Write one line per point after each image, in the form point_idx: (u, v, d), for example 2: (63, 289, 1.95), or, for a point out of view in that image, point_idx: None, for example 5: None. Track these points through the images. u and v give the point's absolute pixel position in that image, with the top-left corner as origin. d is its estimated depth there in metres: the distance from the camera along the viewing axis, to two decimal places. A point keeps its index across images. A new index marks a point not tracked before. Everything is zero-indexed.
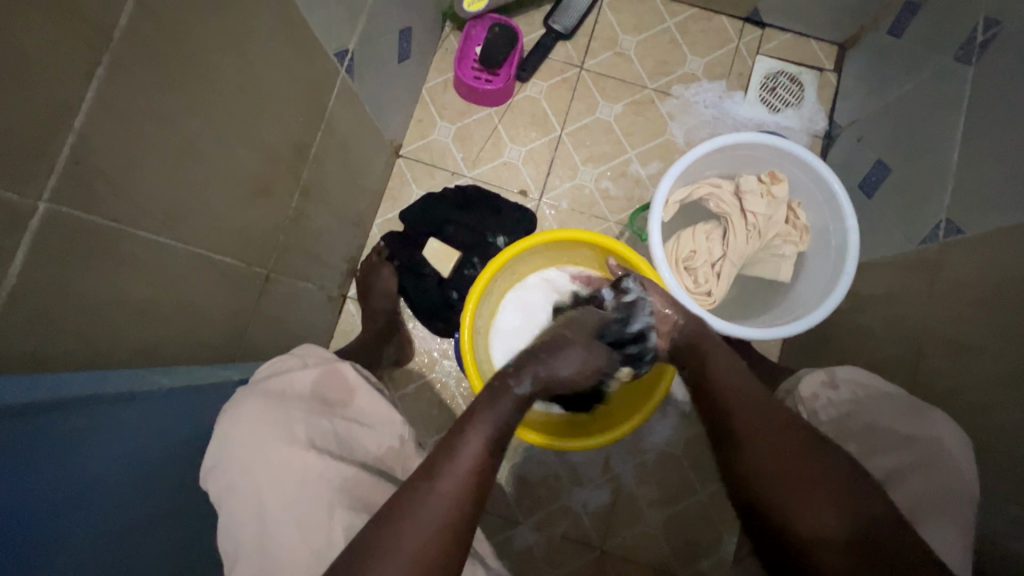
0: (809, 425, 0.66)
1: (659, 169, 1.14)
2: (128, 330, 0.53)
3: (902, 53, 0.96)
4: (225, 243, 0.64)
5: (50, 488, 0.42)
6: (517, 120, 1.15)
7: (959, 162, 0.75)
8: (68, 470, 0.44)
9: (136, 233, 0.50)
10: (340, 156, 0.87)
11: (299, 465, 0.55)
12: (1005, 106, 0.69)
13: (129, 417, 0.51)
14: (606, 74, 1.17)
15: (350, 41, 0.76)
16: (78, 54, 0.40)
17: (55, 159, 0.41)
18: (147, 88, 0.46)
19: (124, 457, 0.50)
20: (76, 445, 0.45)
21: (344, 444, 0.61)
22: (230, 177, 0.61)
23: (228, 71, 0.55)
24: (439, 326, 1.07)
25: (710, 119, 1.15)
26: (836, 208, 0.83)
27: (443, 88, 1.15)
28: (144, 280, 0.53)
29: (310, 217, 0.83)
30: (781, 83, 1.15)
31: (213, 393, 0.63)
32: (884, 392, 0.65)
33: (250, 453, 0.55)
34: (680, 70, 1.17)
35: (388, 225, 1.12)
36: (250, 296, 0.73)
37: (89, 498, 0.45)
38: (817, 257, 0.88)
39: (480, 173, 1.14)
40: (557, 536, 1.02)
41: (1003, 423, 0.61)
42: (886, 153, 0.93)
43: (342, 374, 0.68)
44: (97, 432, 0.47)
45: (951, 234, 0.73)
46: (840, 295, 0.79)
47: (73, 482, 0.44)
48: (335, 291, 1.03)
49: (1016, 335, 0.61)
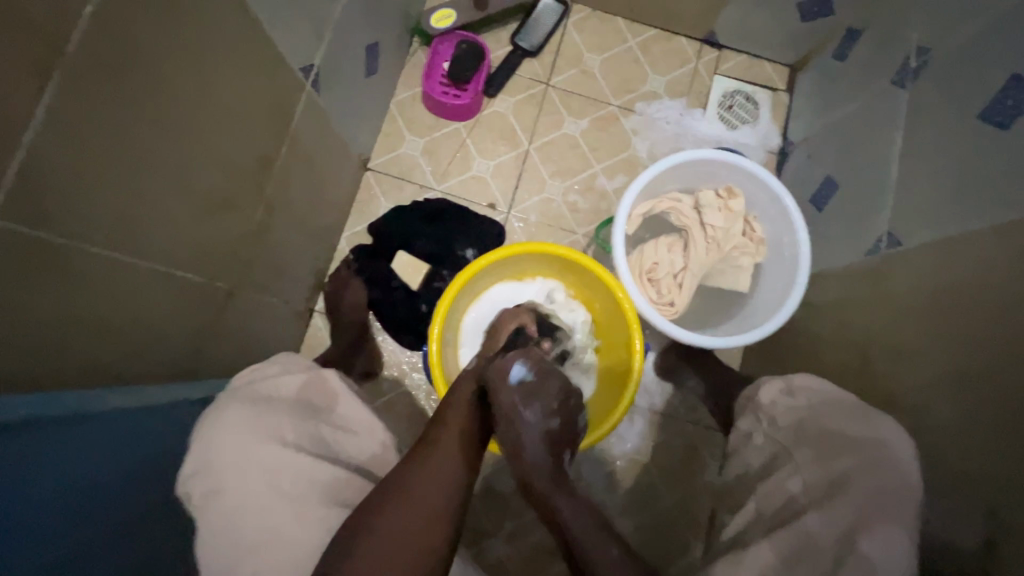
0: (769, 430, 0.72)
1: (623, 183, 1.17)
2: (82, 349, 0.51)
3: (846, 75, 1.02)
4: (186, 259, 0.63)
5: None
6: (486, 134, 1.17)
7: (898, 178, 0.80)
8: (13, 495, 0.42)
9: (90, 247, 0.49)
10: (306, 169, 0.86)
11: (291, 465, 0.56)
12: (936, 127, 0.75)
13: (70, 442, 0.49)
14: (571, 91, 1.20)
15: (315, 55, 0.77)
16: (28, 68, 0.39)
17: (3, 173, 0.40)
18: (101, 102, 0.45)
19: (75, 481, 0.48)
20: (18, 472, 0.43)
21: (329, 449, 0.63)
22: (191, 191, 0.60)
23: (188, 86, 0.55)
24: (409, 338, 1.06)
25: (672, 135, 1.20)
26: (790, 221, 0.87)
27: (411, 102, 1.16)
28: (99, 296, 0.52)
29: (275, 230, 0.82)
30: (737, 101, 1.20)
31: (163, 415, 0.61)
32: (837, 399, 0.68)
33: (248, 452, 0.56)
34: (642, 88, 1.21)
35: (357, 238, 1.11)
36: (212, 312, 0.71)
37: (42, 524, 0.44)
38: (773, 268, 0.92)
39: (449, 186, 1.15)
40: (529, 547, 1.02)
41: (941, 424, 0.65)
42: (834, 170, 0.98)
43: (325, 382, 0.69)
44: (39, 458, 0.46)
45: (892, 246, 0.78)
46: (794, 304, 0.82)
47: (21, 505, 0.42)
48: (301, 305, 1.02)
49: (950, 341, 0.65)
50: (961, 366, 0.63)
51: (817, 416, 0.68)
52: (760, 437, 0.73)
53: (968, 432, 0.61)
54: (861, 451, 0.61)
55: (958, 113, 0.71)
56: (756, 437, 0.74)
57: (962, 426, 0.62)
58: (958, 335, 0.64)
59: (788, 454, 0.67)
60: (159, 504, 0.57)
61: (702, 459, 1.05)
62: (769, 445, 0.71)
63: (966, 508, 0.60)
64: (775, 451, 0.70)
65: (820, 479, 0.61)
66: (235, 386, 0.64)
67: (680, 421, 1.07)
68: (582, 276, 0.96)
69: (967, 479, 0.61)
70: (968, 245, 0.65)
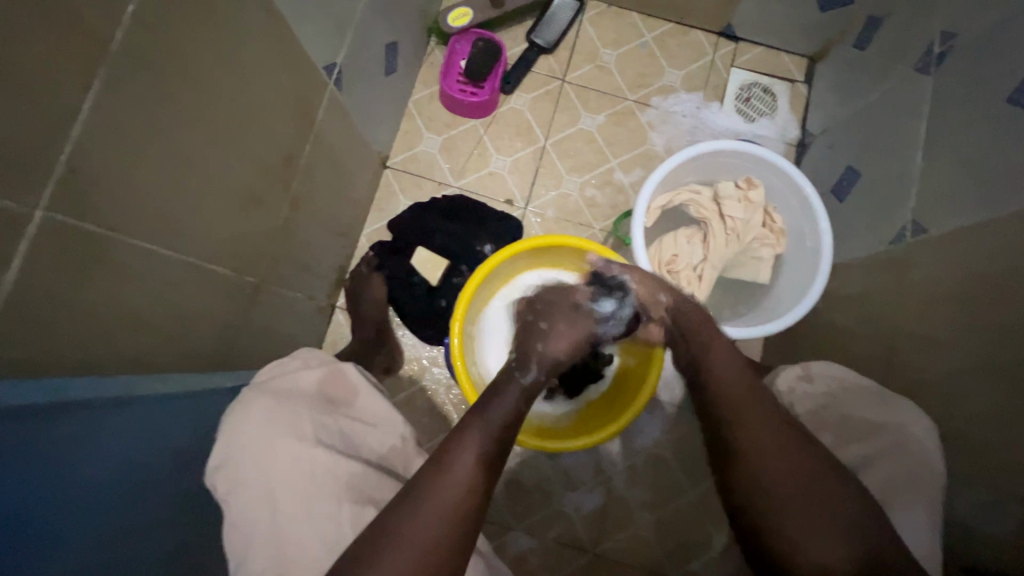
0: None
1: (641, 177, 1.17)
2: (122, 339, 0.54)
3: (867, 64, 1.01)
4: (217, 253, 0.65)
5: (47, 485, 0.43)
6: (503, 131, 1.18)
7: (922, 165, 0.79)
8: (64, 471, 0.44)
9: (130, 241, 0.51)
10: (329, 167, 0.88)
11: (307, 460, 0.57)
12: (962, 113, 0.74)
13: (124, 419, 0.52)
14: (588, 87, 1.20)
15: (338, 54, 0.78)
16: (77, 68, 0.41)
17: (52, 168, 0.42)
18: (142, 102, 0.48)
19: (112, 465, 0.49)
20: (72, 449, 0.46)
21: (348, 442, 0.64)
22: (222, 187, 0.62)
23: (220, 85, 0.56)
24: (428, 333, 1.08)
25: (689, 129, 1.19)
26: (810, 211, 0.87)
27: (429, 101, 1.18)
28: (139, 289, 0.54)
29: (300, 227, 0.84)
30: (755, 94, 1.20)
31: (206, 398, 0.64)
32: (857, 385, 0.68)
33: (264, 448, 0.57)
34: (658, 82, 1.21)
35: (377, 235, 1.13)
36: (242, 306, 0.73)
37: (82, 502, 0.46)
38: (793, 259, 0.91)
39: (466, 182, 1.16)
40: (550, 540, 1.02)
41: (970, 412, 0.64)
42: (855, 160, 0.97)
43: (345, 375, 0.70)
44: (95, 434, 0.49)
45: (916, 234, 0.77)
46: (816, 294, 0.82)
47: (69, 482, 0.45)
48: (324, 301, 1.04)
49: (978, 328, 0.64)
50: (990, 354, 0.62)
51: (835, 401, 0.67)
52: None
53: (997, 420, 0.60)
54: (881, 435, 0.62)
55: (985, 98, 0.70)
56: None
57: (991, 414, 0.61)
58: (987, 322, 0.63)
59: None
60: (194, 489, 0.59)
61: None
62: None
63: (996, 498, 0.60)
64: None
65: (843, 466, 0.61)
66: (258, 380, 0.66)
67: None
68: None
69: (998, 466, 0.60)
70: (996, 231, 0.64)
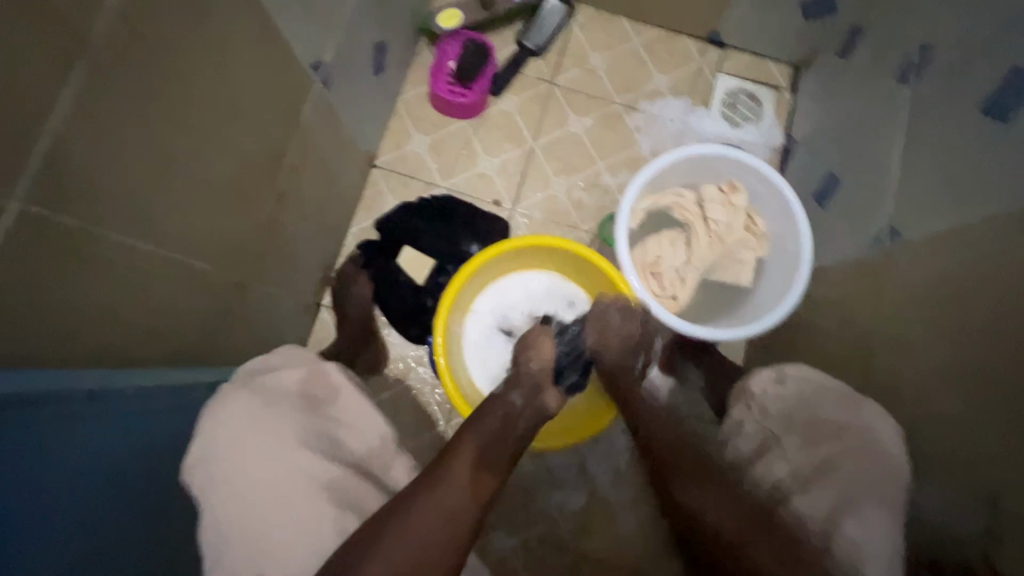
0: (759, 418, 0.72)
1: (627, 180, 1.19)
2: (100, 332, 0.53)
3: (849, 73, 1.03)
4: (200, 249, 0.65)
5: (19, 475, 0.43)
6: (491, 133, 1.19)
7: (900, 172, 0.81)
8: (36, 462, 0.45)
9: (108, 235, 0.51)
10: (315, 164, 0.88)
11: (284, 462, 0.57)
12: (938, 121, 0.75)
13: (98, 415, 0.53)
14: (576, 90, 1.22)
15: (325, 53, 0.78)
16: (56, 61, 0.41)
17: (27, 159, 0.41)
18: (122, 95, 0.47)
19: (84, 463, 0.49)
20: (46, 441, 0.46)
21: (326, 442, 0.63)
22: (205, 183, 0.62)
23: (203, 79, 0.56)
24: (414, 333, 1.08)
25: (675, 133, 1.21)
26: (790, 217, 0.88)
27: (418, 101, 1.18)
28: (117, 283, 0.53)
29: (284, 226, 0.84)
30: (740, 100, 1.22)
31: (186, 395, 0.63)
32: (825, 386, 0.71)
33: (243, 447, 0.57)
34: (646, 87, 1.22)
35: (364, 234, 1.13)
36: (224, 303, 0.73)
37: (54, 494, 0.46)
38: (774, 263, 0.92)
39: (454, 183, 1.16)
40: (533, 540, 1.03)
41: (941, 415, 0.65)
42: (836, 166, 0.99)
43: (326, 373, 0.70)
44: (67, 427, 0.49)
45: (893, 239, 0.79)
46: (796, 297, 0.83)
47: (42, 472, 0.45)
48: (310, 300, 1.04)
49: (951, 332, 0.65)
50: (962, 358, 0.63)
51: (808, 403, 0.70)
52: (749, 425, 0.73)
53: (968, 423, 0.61)
54: (845, 436, 0.65)
55: (958, 108, 0.72)
56: (745, 426, 0.73)
57: (961, 417, 0.63)
58: (958, 326, 0.64)
59: (775, 440, 0.70)
60: (172, 485, 0.59)
61: None
62: (757, 433, 0.72)
63: (965, 498, 0.61)
64: (766, 438, 0.71)
65: None
66: (238, 378, 0.65)
67: None
68: (587, 271, 0.96)
69: (966, 469, 0.61)
70: (967, 237, 0.65)
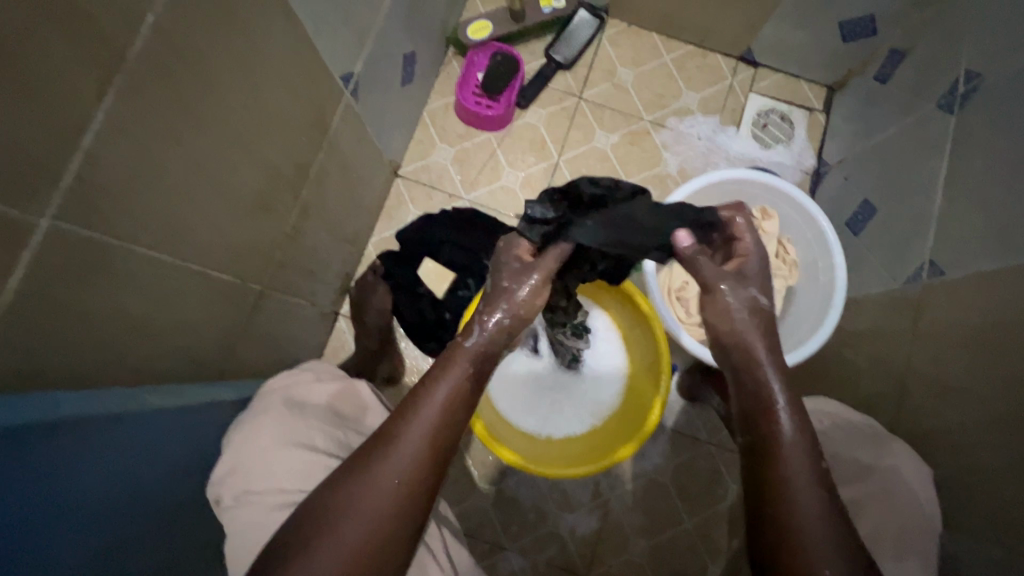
0: None
1: (652, 197, 1.16)
2: (123, 346, 0.53)
3: (888, 97, 1.00)
4: (223, 260, 0.64)
5: (58, 491, 0.42)
6: (516, 145, 1.17)
7: (942, 205, 0.78)
8: (73, 477, 0.44)
9: (136, 249, 0.50)
10: (340, 175, 0.87)
11: (317, 472, 0.56)
12: (984, 152, 0.73)
13: (135, 427, 0.52)
14: (604, 105, 1.20)
15: (356, 64, 0.78)
16: (93, 77, 0.40)
17: (60, 175, 0.41)
18: (156, 109, 0.47)
19: (111, 483, 0.48)
20: (85, 457, 0.46)
21: None
22: (232, 195, 0.61)
23: (235, 93, 0.56)
24: (430, 346, 1.04)
25: (704, 151, 1.19)
26: (825, 244, 0.86)
27: (443, 111, 1.17)
28: (142, 295, 0.53)
29: (308, 235, 0.83)
30: (772, 120, 1.19)
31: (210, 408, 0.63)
32: (851, 422, 0.70)
33: (277, 456, 0.56)
34: (675, 104, 1.20)
35: (385, 244, 1.12)
36: (245, 314, 0.72)
37: (85, 508, 0.45)
38: (805, 293, 0.90)
39: (477, 195, 1.15)
40: (543, 563, 1.01)
41: (983, 465, 0.62)
42: (872, 194, 0.96)
43: (358, 391, 0.69)
44: (106, 439, 0.48)
45: (935, 275, 0.76)
46: (828, 330, 0.80)
47: (77, 487, 0.44)
48: (329, 308, 1.03)
49: (991, 378, 0.62)
50: (1004, 407, 0.60)
51: (831, 439, 0.69)
52: None
53: (1012, 477, 0.58)
54: (871, 478, 0.63)
55: (1005, 141, 0.69)
56: None
57: (1005, 470, 0.59)
58: (999, 371, 0.62)
59: None
60: (188, 502, 0.58)
61: (723, 483, 1.03)
62: None
63: (1007, 556, 0.58)
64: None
65: None
66: (271, 389, 0.65)
67: (702, 443, 1.04)
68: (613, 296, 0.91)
69: (1010, 525, 0.58)
70: (1014, 278, 0.62)
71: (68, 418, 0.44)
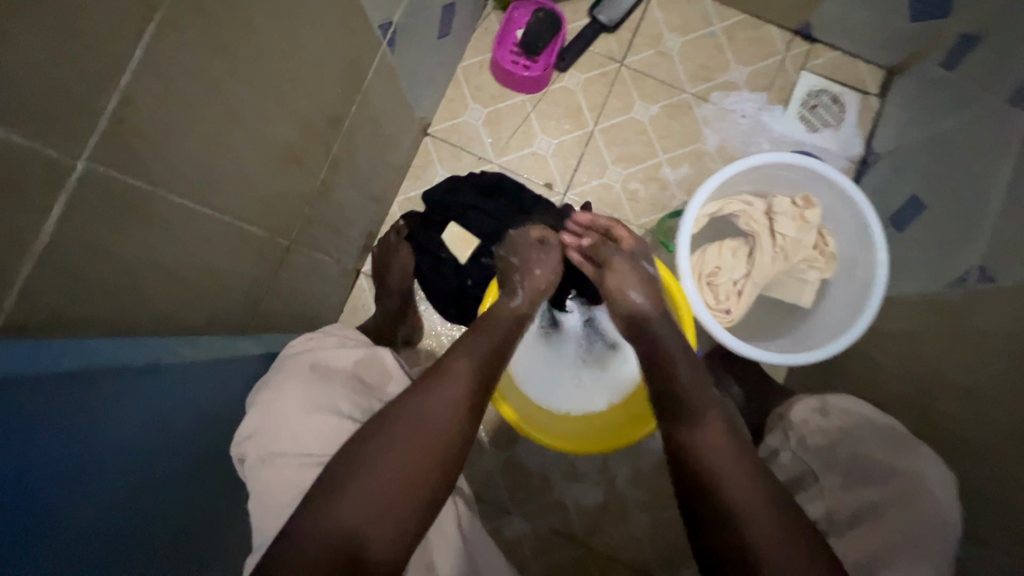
0: (798, 449, 0.70)
1: (688, 174, 1.12)
2: (151, 295, 0.52)
3: (953, 85, 0.93)
4: (253, 212, 0.63)
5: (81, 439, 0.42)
6: (551, 110, 1.13)
7: (1001, 210, 0.73)
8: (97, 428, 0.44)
9: (169, 195, 0.49)
10: (371, 130, 0.84)
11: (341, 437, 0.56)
12: None
13: (160, 379, 0.52)
14: (646, 73, 1.14)
15: (395, 13, 0.74)
16: (133, 12, 0.38)
17: (97, 116, 0.39)
18: (195, 50, 0.44)
19: (137, 432, 0.48)
20: (108, 408, 0.45)
21: None
22: (265, 145, 0.59)
23: (274, 37, 0.53)
24: (451, 311, 1.03)
25: (746, 130, 1.14)
26: (868, 239, 0.82)
27: (478, 69, 1.13)
28: (173, 242, 0.52)
29: (336, 192, 0.81)
30: (823, 102, 1.13)
31: (232, 362, 0.63)
32: (872, 422, 0.69)
33: (303, 421, 0.56)
34: (721, 77, 1.14)
35: (410, 204, 1.10)
36: (272, 267, 0.72)
37: (111, 459, 0.45)
38: (841, 288, 0.86)
39: (507, 160, 1.12)
40: (547, 529, 1.03)
41: (1011, 480, 0.61)
42: (922, 189, 0.91)
43: (381, 359, 0.69)
44: (131, 390, 0.48)
45: (984, 281, 0.71)
46: (862, 328, 0.77)
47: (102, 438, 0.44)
48: (351, 266, 1.02)
49: None
50: None
51: (851, 438, 0.68)
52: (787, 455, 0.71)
53: None
54: (892, 480, 0.63)
55: None
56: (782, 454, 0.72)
57: None
58: None
59: (814, 475, 0.68)
60: (212, 451, 0.59)
61: None
62: (795, 465, 0.70)
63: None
64: (801, 471, 0.69)
65: (849, 506, 0.63)
66: (294, 353, 0.64)
67: None
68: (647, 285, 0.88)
69: None
70: None
71: (107, 367, 0.45)
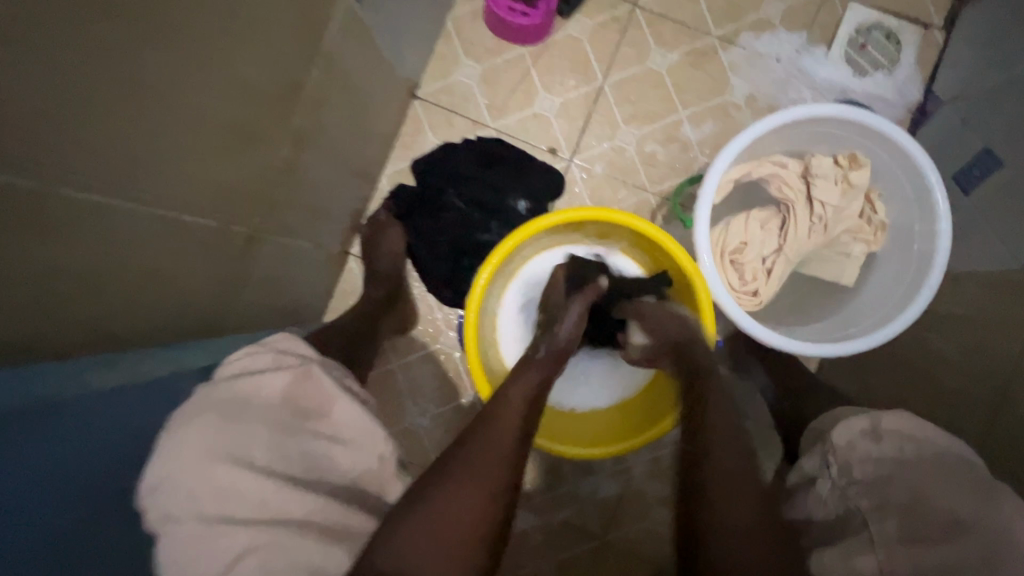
0: (838, 481, 0.56)
1: (711, 133, 0.98)
2: (65, 313, 0.44)
3: None
4: (199, 203, 0.55)
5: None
6: (555, 63, 1.00)
7: None
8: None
9: (78, 194, 0.40)
10: (344, 98, 0.74)
11: (253, 490, 0.46)
12: None
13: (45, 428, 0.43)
14: (663, 16, 0.99)
15: None
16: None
17: None
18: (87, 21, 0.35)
19: (36, 482, 0.40)
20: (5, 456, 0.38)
21: (308, 467, 0.51)
22: (207, 129, 0.51)
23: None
24: (447, 296, 0.96)
25: (781, 77, 0.98)
26: (928, 206, 0.69)
27: (472, 20, 1.00)
28: (92, 246, 0.44)
29: (306, 169, 0.72)
30: (874, 39, 0.97)
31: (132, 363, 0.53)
32: (935, 447, 0.54)
33: (198, 473, 0.45)
34: (752, 16, 0.98)
35: (400, 177, 1.00)
36: (233, 259, 0.64)
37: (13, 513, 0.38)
38: (892, 261, 0.74)
39: (506, 124, 1.00)
40: (556, 522, 0.97)
41: None
42: (998, 142, 0.77)
43: (316, 380, 0.57)
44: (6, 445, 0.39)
45: None
46: (918, 310, 0.65)
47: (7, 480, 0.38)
48: (337, 248, 0.94)
49: None
50: None
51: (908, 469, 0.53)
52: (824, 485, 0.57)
53: None
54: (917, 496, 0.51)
55: None
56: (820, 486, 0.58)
57: None
58: None
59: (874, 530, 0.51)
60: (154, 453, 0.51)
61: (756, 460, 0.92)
62: (836, 500, 0.56)
63: None
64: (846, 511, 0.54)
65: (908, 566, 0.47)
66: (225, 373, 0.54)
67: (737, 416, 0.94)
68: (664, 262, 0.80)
69: None
70: None
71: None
